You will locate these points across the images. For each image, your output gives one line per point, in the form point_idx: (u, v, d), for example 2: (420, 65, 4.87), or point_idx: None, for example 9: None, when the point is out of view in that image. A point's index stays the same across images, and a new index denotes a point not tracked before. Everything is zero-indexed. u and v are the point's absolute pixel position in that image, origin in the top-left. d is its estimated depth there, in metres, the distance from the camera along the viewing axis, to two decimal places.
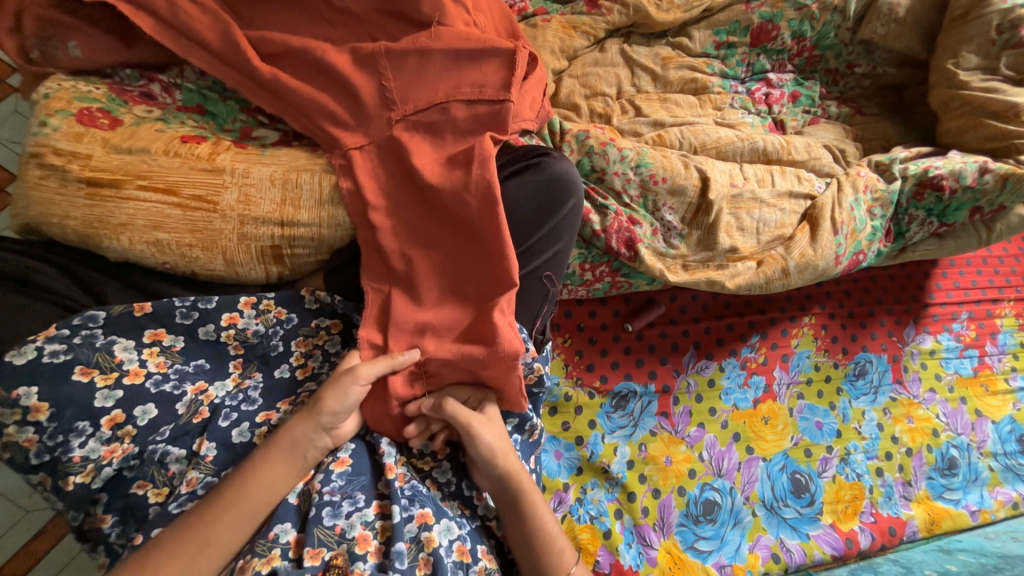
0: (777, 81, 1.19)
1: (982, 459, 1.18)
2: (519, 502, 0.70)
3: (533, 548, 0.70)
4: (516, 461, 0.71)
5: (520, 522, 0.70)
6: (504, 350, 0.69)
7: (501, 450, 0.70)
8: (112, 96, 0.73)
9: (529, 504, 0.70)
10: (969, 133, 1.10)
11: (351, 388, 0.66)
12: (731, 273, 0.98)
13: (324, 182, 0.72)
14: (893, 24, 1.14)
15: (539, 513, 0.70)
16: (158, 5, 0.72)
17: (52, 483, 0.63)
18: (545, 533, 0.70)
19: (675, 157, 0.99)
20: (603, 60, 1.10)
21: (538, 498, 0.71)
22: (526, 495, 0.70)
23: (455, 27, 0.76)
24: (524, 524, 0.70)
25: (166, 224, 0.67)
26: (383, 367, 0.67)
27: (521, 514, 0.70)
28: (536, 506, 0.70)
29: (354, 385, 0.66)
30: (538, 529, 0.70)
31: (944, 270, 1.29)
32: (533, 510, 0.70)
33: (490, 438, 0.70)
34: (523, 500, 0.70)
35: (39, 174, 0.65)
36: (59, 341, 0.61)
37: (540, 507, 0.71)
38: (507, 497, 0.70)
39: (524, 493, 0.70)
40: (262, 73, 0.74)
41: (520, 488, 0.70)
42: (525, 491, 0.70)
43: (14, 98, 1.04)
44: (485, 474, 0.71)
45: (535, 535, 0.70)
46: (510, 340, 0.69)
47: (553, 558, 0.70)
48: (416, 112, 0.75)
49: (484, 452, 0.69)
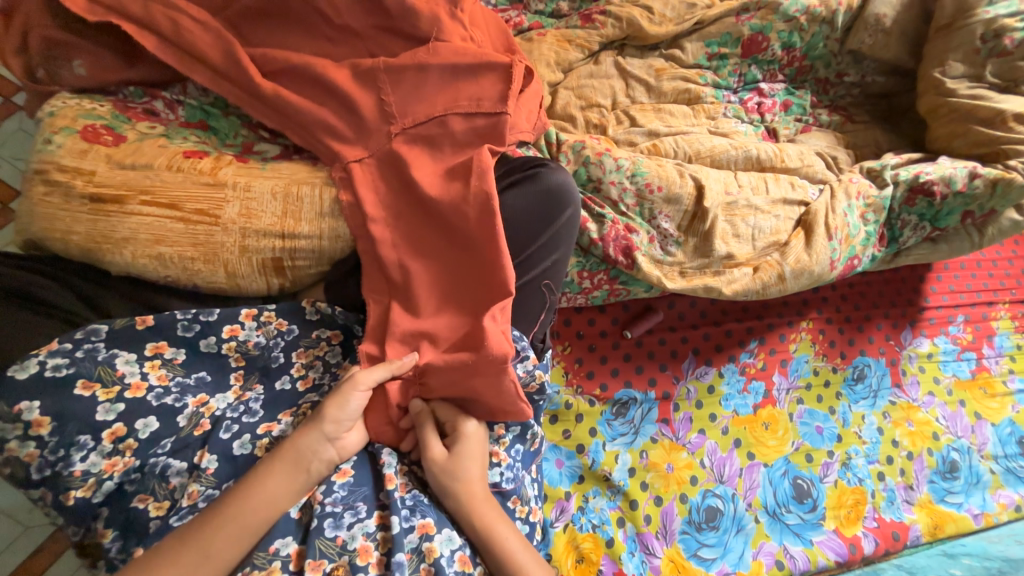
0: (769, 91, 1.22)
1: (984, 462, 1.18)
2: (485, 530, 0.68)
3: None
4: (480, 488, 0.70)
5: (487, 553, 0.68)
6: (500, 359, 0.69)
7: (461, 477, 0.69)
8: (116, 113, 0.74)
9: (493, 532, 0.68)
10: (958, 139, 1.12)
11: (352, 396, 0.67)
12: (727, 280, 0.99)
13: (324, 195, 0.73)
14: (880, 34, 1.17)
15: (504, 541, 0.68)
16: (162, 25, 0.74)
17: (52, 498, 0.63)
18: (514, 564, 0.68)
19: (670, 166, 1.01)
20: (598, 72, 1.12)
21: (503, 526, 0.69)
22: (491, 523, 0.69)
23: (452, 42, 0.78)
24: (491, 553, 0.68)
25: (168, 238, 0.67)
26: (381, 373, 0.68)
27: (488, 543, 0.68)
28: (501, 538, 0.68)
29: (354, 392, 0.67)
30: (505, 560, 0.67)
31: (938, 274, 1.30)
32: (499, 539, 0.68)
33: (451, 464, 0.69)
34: (487, 528, 0.68)
35: (44, 190, 0.66)
36: (62, 355, 0.62)
37: (506, 535, 0.69)
38: (470, 529, 0.68)
39: (488, 520, 0.69)
40: (263, 89, 0.75)
41: (484, 517, 0.69)
42: (488, 519, 0.69)
43: (17, 115, 1.06)
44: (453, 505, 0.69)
45: (503, 565, 0.67)
46: (499, 345, 0.69)
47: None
48: (415, 125, 0.76)
49: (442, 482, 0.69)
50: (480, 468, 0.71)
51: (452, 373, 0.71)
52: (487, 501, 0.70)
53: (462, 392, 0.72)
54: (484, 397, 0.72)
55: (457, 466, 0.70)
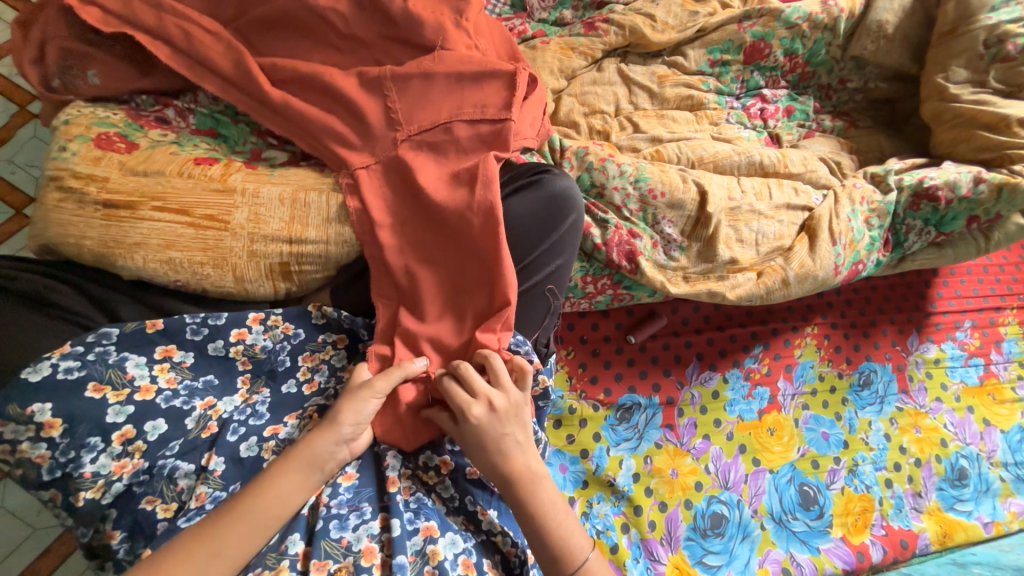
0: (771, 97, 1.22)
1: (993, 469, 1.16)
2: (528, 486, 0.67)
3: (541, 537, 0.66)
4: (524, 445, 0.70)
5: (527, 511, 0.67)
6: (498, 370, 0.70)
7: (502, 435, 0.69)
8: (129, 121, 0.76)
9: (537, 487, 0.68)
10: (962, 144, 1.12)
11: (368, 401, 0.68)
12: (731, 284, 0.99)
13: (331, 201, 0.74)
14: (883, 40, 1.17)
15: (546, 498, 0.67)
16: (175, 36, 0.77)
17: (63, 499, 0.64)
18: (555, 520, 0.67)
19: (673, 171, 1.01)
20: (601, 79, 1.13)
21: (545, 483, 0.69)
22: (536, 479, 0.68)
23: (457, 51, 0.79)
24: (534, 510, 0.66)
25: (179, 243, 0.69)
26: (397, 378, 0.69)
27: (530, 499, 0.67)
28: (541, 503, 0.67)
29: (370, 398, 0.68)
30: (546, 516, 0.66)
31: (944, 279, 1.29)
32: (541, 495, 0.67)
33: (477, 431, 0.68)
34: (531, 484, 0.68)
35: (58, 197, 0.68)
36: (73, 358, 0.63)
37: (548, 492, 0.68)
38: (514, 484, 0.67)
39: (531, 478, 0.68)
40: (272, 96, 0.76)
41: (529, 473, 0.68)
42: (532, 475, 0.68)
43: (32, 123, 1.08)
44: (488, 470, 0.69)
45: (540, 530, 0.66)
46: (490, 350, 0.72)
47: (563, 547, 0.65)
48: (421, 132, 0.77)
49: (485, 439, 0.68)
50: (508, 432, 0.69)
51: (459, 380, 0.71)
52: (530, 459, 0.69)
53: None
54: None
55: (500, 427, 0.68)
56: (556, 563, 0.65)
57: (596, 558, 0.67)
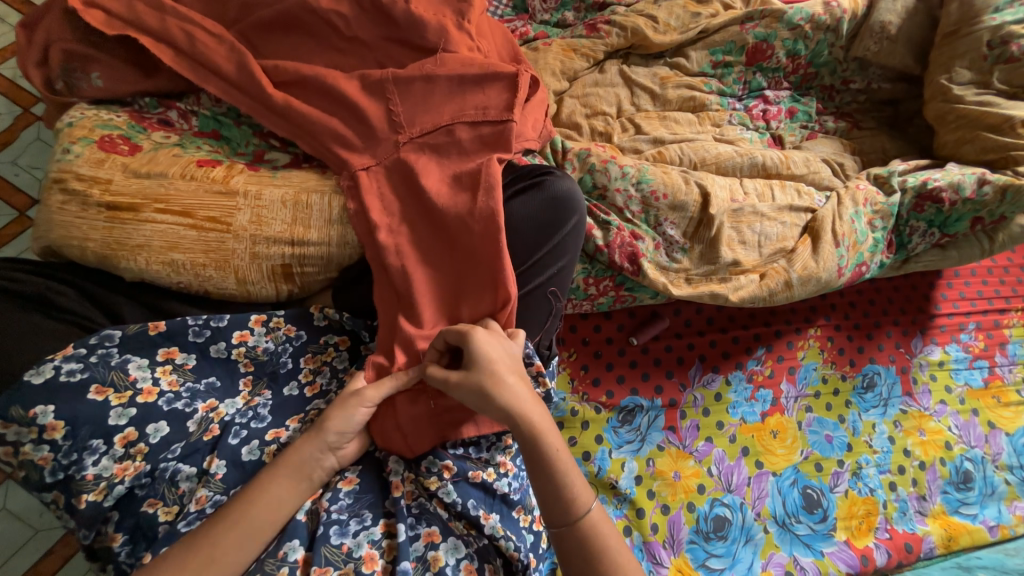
0: (774, 98, 1.22)
1: (998, 472, 1.16)
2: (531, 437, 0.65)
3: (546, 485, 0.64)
4: (526, 395, 0.67)
5: (531, 459, 0.65)
6: None
7: (503, 384, 0.65)
8: (132, 124, 0.76)
9: (540, 438, 0.65)
10: (966, 145, 1.11)
11: (357, 410, 0.68)
12: (734, 286, 0.98)
13: (333, 203, 0.74)
14: (885, 41, 1.17)
15: (550, 447, 0.65)
16: (179, 39, 0.77)
17: (65, 501, 0.64)
18: (560, 469, 0.65)
19: (676, 173, 1.01)
20: (603, 81, 1.13)
21: (548, 434, 0.66)
22: (540, 431, 0.65)
23: (459, 53, 0.79)
24: (537, 459, 0.64)
25: (181, 245, 0.69)
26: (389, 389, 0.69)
27: (535, 449, 0.65)
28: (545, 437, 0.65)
29: (360, 407, 0.68)
30: (550, 463, 0.64)
31: (948, 281, 1.29)
32: (544, 445, 0.65)
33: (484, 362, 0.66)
34: (535, 434, 0.65)
35: (62, 199, 0.68)
36: (76, 360, 0.63)
37: (551, 441, 0.65)
38: (517, 435, 0.65)
39: (533, 430, 0.65)
40: (275, 99, 0.77)
41: (531, 424, 0.65)
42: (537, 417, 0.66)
43: (36, 126, 1.09)
44: (492, 404, 0.65)
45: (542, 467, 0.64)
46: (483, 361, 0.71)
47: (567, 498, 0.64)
48: (423, 134, 0.77)
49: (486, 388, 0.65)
50: (512, 366, 0.68)
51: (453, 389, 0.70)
52: (531, 412, 0.66)
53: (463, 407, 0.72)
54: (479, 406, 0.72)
55: (504, 361, 0.67)
56: (560, 512, 0.64)
57: (599, 512, 0.65)
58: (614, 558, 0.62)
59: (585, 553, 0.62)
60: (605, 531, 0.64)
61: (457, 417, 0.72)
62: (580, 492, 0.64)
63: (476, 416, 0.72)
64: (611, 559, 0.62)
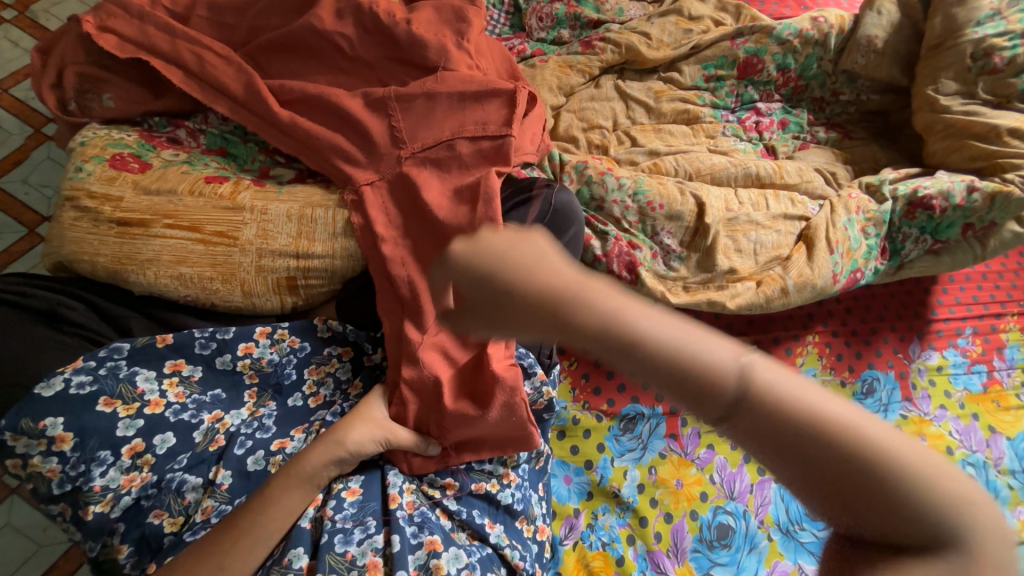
0: (766, 110, 1.25)
1: (1001, 477, 1.15)
2: (623, 351, 0.40)
3: (737, 425, 0.39)
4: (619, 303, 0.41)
5: (685, 393, 0.39)
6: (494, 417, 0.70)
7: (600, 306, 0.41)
8: (142, 142, 0.79)
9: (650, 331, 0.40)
10: (954, 154, 1.13)
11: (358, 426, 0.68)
12: (731, 294, 1.00)
13: (337, 217, 0.76)
14: (873, 54, 1.21)
15: (714, 360, 0.39)
16: (188, 60, 0.80)
17: (72, 513, 0.64)
18: (757, 395, 0.37)
19: (671, 184, 1.03)
20: (598, 96, 1.17)
21: (643, 316, 0.40)
22: (576, 279, 0.42)
23: (459, 71, 0.82)
24: (694, 387, 0.39)
25: (189, 259, 0.70)
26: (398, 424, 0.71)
27: (674, 371, 0.39)
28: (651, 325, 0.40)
29: (363, 425, 0.69)
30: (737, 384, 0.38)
31: (943, 286, 1.30)
32: (699, 357, 0.39)
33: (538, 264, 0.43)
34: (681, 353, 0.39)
35: (73, 216, 0.70)
36: (86, 372, 0.64)
37: (718, 352, 0.39)
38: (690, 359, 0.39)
39: (508, 288, 0.42)
40: (280, 117, 0.79)
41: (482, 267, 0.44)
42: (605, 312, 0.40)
43: (47, 145, 1.11)
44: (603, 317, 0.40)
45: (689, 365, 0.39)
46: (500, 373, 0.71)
47: (809, 436, 0.37)
48: (424, 149, 0.79)
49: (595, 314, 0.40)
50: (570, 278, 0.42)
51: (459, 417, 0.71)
52: (520, 243, 0.45)
53: (469, 429, 0.72)
54: (484, 433, 0.72)
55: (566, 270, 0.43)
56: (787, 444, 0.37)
57: (887, 439, 0.36)
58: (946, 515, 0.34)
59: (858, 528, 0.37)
60: (919, 466, 0.35)
61: (463, 442, 0.73)
62: (838, 422, 0.36)
63: (479, 441, 0.73)
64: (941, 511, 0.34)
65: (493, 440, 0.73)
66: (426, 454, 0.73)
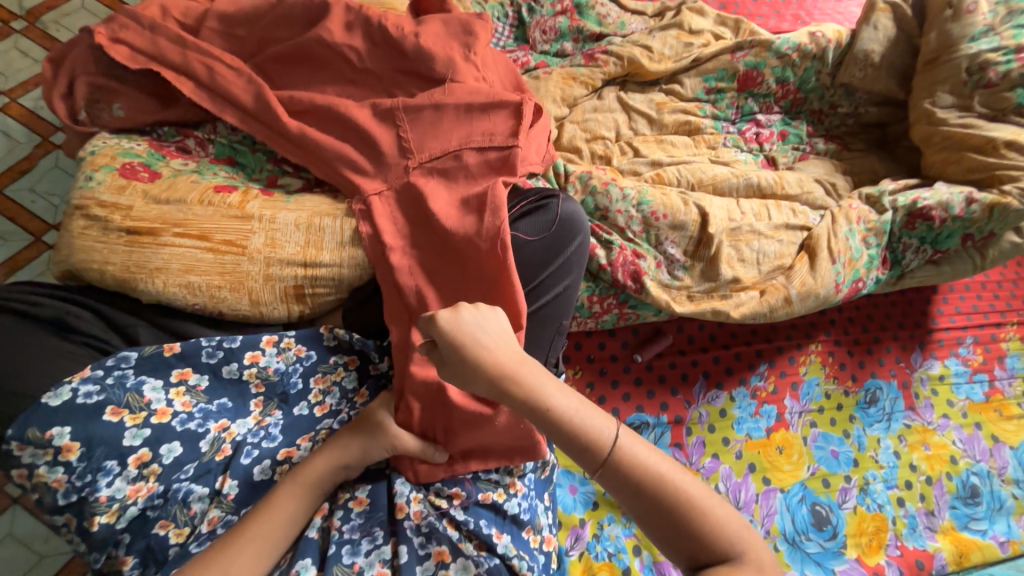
0: (766, 122, 1.27)
1: (1005, 486, 1.15)
2: (532, 420, 0.58)
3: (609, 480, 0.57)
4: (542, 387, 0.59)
5: (574, 449, 0.57)
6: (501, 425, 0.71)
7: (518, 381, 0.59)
8: (151, 152, 0.79)
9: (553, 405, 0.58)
10: (952, 165, 1.15)
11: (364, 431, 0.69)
12: (735, 303, 1.01)
13: (345, 226, 0.76)
14: (870, 68, 1.23)
15: (597, 429, 0.57)
16: (199, 71, 0.81)
17: (76, 524, 0.64)
18: (619, 452, 0.56)
19: (675, 194, 1.04)
20: (602, 107, 1.18)
21: (552, 394, 0.59)
22: (513, 360, 0.61)
23: (466, 83, 0.84)
24: (581, 445, 0.57)
25: (198, 267, 0.70)
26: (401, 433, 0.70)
27: (566, 432, 0.57)
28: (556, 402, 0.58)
29: (369, 430, 0.69)
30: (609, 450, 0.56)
31: (944, 296, 1.31)
32: (586, 428, 0.57)
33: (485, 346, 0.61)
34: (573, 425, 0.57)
35: (84, 224, 0.70)
36: (93, 382, 0.64)
37: (600, 424, 0.58)
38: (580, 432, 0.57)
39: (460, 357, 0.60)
40: (290, 127, 0.80)
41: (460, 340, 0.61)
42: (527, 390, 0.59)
43: (55, 153, 1.12)
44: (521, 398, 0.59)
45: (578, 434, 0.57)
46: None
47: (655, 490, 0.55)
48: (431, 159, 0.80)
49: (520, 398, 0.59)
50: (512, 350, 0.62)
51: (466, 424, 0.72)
52: (486, 321, 0.63)
53: (476, 437, 0.72)
54: (491, 441, 0.72)
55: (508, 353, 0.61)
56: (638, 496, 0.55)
57: (700, 489, 0.56)
58: (735, 537, 0.54)
59: (686, 556, 0.55)
60: (720, 512, 0.55)
61: (469, 450, 0.73)
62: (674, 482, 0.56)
63: (485, 450, 0.73)
64: (732, 537, 0.54)
65: (500, 448, 0.73)
66: (433, 461, 0.71)
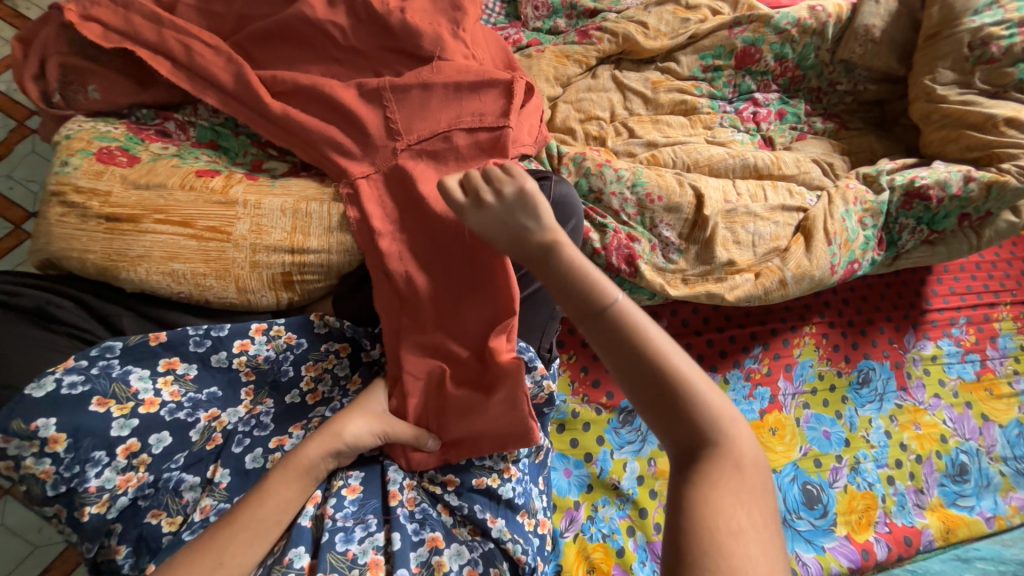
0: (763, 101, 1.24)
1: (993, 464, 1.17)
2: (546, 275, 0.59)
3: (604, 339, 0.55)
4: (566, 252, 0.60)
5: (574, 299, 0.57)
6: (494, 411, 0.71)
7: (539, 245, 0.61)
8: (129, 135, 0.77)
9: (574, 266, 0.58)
10: (951, 144, 1.14)
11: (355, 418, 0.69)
12: (730, 286, 1.00)
13: (332, 211, 0.74)
14: (870, 44, 1.20)
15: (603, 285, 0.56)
16: (176, 50, 0.78)
17: (67, 515, 0.63)
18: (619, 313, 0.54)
19: (670, 176, 1.03)
20: (596, 86, 1.15)
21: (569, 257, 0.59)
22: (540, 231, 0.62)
23: (455, 60, 0.81)
24: (582, 294, 0.56)
25: (182, 255, 0.69)
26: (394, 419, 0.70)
27: (572, 286, 0.57)
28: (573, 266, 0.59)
29: (361, 418, 0.69)
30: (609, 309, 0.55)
31: (938, 276, 1.31)
32: (590, 285, 0.56)
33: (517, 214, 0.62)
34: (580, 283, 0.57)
35: (61, 211, 0.68)
36: (77, 372, 0.63)
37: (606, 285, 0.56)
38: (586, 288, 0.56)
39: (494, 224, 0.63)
40: (272, 108, 0.77)
41: (500, 206, 0.64)
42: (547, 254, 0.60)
43: (31, 139, 1.08)
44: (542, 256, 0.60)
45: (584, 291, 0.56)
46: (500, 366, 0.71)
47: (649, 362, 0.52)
48: (420, 141, 0.78)
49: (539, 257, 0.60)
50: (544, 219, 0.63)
51: (459, 410, 0.72)
52: (518, 197, 0.63)
53: (469, 424, 0.72)
54: (483, 427, 0.71)
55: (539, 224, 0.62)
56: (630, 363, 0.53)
57: (698, 375, 0.52)
58: (720, 429, 0.50)
59: (672, 437, 0.51)
60: (713, 403, 0.51)
61: (463, 437, 0.72)
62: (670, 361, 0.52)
63: (478, 437, 0.72)
64: (714, 421, 0.50)
65: (494, 437, 0.72)
66: (425, 449, 0.72)
